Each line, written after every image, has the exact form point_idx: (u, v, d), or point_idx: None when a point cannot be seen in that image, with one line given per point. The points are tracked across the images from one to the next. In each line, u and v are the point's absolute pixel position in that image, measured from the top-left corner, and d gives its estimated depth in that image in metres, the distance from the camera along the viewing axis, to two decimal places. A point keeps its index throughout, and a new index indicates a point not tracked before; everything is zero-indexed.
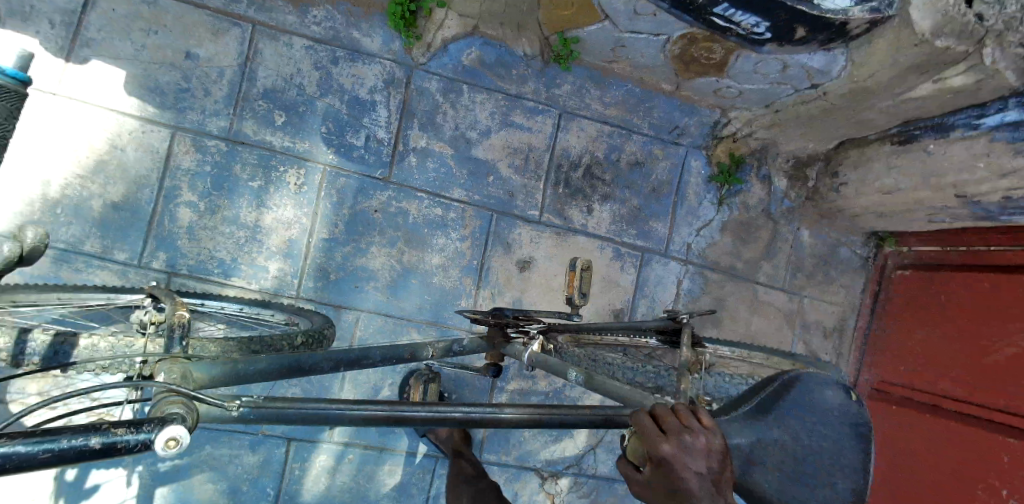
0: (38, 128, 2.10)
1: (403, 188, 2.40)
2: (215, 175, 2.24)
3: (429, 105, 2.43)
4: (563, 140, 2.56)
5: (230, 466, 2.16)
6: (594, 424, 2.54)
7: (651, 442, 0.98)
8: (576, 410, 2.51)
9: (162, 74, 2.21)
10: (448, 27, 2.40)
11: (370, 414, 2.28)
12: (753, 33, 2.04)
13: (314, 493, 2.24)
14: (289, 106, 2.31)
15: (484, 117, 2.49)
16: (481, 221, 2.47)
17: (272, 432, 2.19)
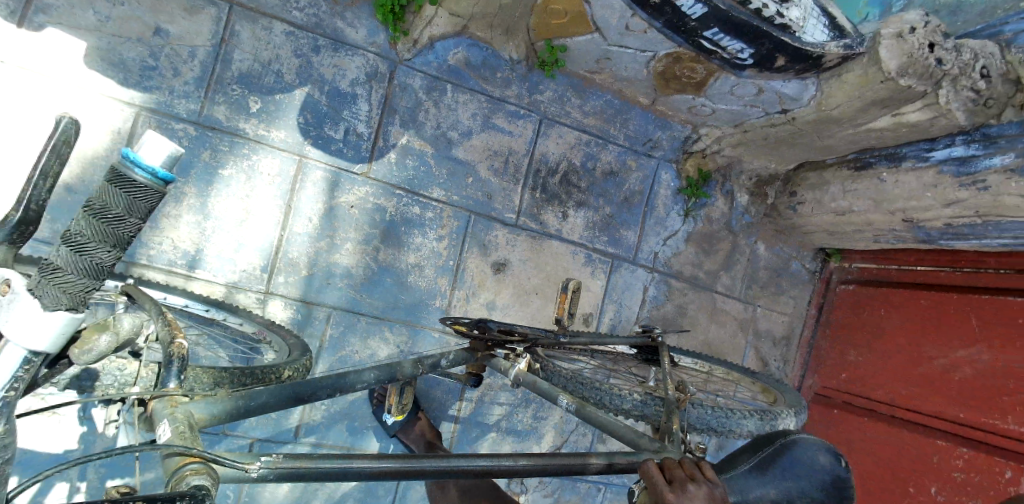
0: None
1: (382, 185, 2.35)
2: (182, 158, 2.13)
3: (411, 102, 2.40)
4: (543, 145, 2.59)
5: None
6: (560, 425, 2.59)
7: (659, 493, 1.09)
8: (543, 412, 2.56)
9: (125, 49, 2.07)
10: (436, 24, 2.34)
11: (339, 413, 2.22)
12: (737, 58, 2.16)
13: (278, 495, 2.17)
14: (266, 93, 2.22)
15: (466, 117, 2.48)
16: (459, 222, 2.47)
17: (234, 433, 2.05)
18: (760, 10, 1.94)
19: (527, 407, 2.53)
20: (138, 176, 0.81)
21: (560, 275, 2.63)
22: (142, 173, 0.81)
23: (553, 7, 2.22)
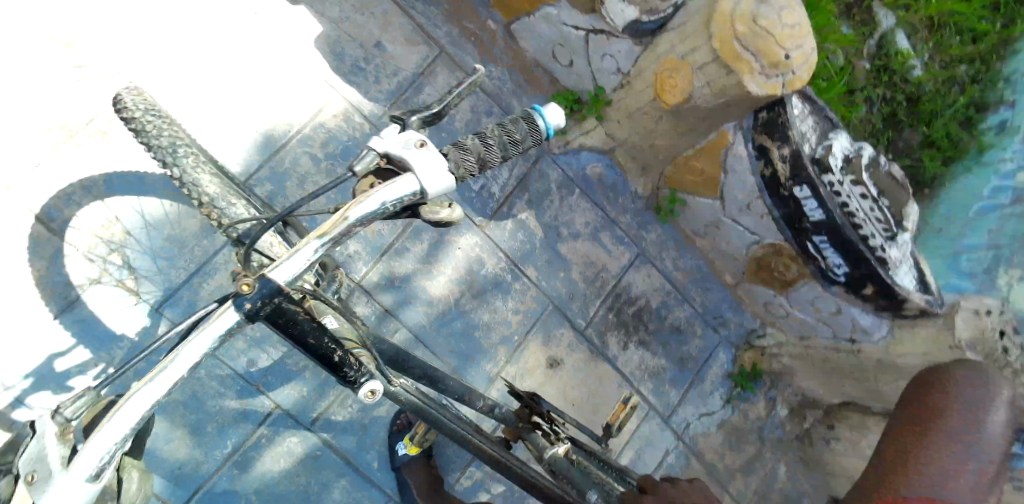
0: (226, 36, 2.34)
1: (490, 241, 2.58)
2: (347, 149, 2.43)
3: (545, 189, 2.69)
4: (631, 277, 2.79)
5: (211, 400, 2.12)
6: None
7: None
8: None
9: (353, 50, 2.53)
10: (592, 136, 2.73)
11: (358, 420, 2.29)
12: (832, 271, 2.38)
13: (264, 470, 2.16)
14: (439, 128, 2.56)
15: (579, 223, 2.74)
16: (536, 305, 2.62)
17: (266, 392, 2.19)
18: (868, 237, 2.20)
19: None
20: (540, 121, 1.51)
21: (599, 397, 2.67)
22: (541, 121, 1.50)
23: (693, 164, 2.54)
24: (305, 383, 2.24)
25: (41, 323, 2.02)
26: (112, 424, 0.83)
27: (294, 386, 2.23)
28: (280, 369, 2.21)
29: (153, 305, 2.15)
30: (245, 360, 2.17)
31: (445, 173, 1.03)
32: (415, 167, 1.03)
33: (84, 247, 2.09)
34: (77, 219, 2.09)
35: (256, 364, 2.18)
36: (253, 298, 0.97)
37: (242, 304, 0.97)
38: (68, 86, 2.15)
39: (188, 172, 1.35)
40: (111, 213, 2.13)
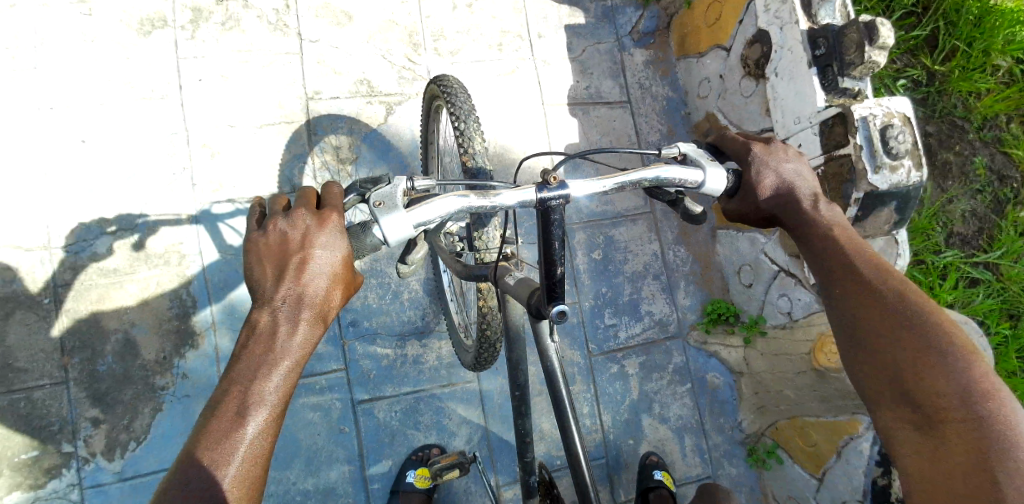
0: (511, 107, 2.93)
1: (589, 370, 2.68)
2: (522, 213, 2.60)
3: (662, 362, 2.76)
4: (690, 494, 2.63)
5: None
6: None
7: None
8: None
9: (588, 168, 2.97)
10: (730, 350, 2.74)
11: (389, 428, 2.39)
12: None
13: (299, 409, 2.31)
14: (610, 259, 2.84)
15: (674, 412, 2.72)
16: (593, 450, 2.58)
17: (346, 352, 2.41)
18: None
19: None
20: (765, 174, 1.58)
21: None
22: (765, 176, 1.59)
23: (811, 434, 2.39)
24: (377, 368, 2.43)
25: (251, 193, 2.42)
26: (435, 205, 1.20)
27: (367, 365, 2.42)
28: (371, 341, 2.45)
29: None
30: (350, 317, 2.44)
31: (722, 180, 1.46)
32: (705, 166, 1.46)
33: (317, 165, 2.53)
34: (329, 146, 2.56)
35: (357, 325, 2.45)
36: (551, 192, 1.42)
37: (543, 193, 1.42)
38: (390, 66, 2.73)
39: (471, 130, 1.94)
40: (353, 156, 2.59)
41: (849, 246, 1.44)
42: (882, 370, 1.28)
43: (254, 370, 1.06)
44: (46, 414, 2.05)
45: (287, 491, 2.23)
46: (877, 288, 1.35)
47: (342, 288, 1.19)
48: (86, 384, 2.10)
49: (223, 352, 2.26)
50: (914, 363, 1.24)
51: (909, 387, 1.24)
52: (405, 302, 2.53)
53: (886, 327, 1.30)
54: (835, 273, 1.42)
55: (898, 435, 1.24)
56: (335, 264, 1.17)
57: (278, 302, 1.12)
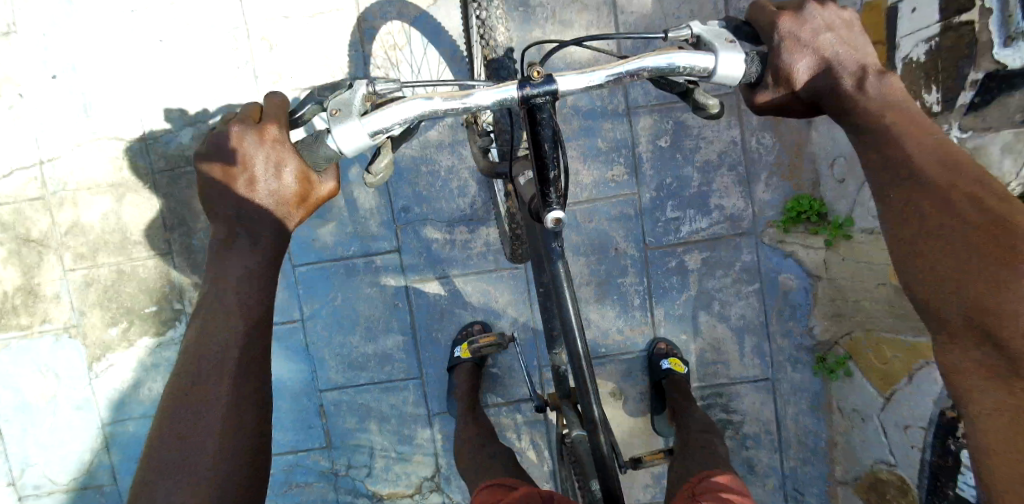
0: None
1: (643, 264, 2.56)
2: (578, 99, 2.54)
3: (727, 260, 2.53)
4: (743, 393, 2.53)
5: (366, 213, 2.56)
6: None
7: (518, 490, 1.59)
8: None
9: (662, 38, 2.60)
10: (807, 253, 2.41)
11: (439, 307, 2.56)
12: None
13: (358, 285, 2.56)
14: (679, 145, 2.56)
15: (736, 311, 2.53)
16: (640, 342, 2.55)
17: (399, 237, 2.56)
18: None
19: None
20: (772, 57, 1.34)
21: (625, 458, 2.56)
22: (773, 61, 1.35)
23: (886, 351, 2.10)
24: (427, 252, 2.57)
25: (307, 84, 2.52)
26: (390, 111, 1.18)
27: (419, 249, 2.56)
28: (421, 227, 2.57)
29: None
30: (403, 203, 2.56)
31: (739, 66, 1.21)
32: (719, 48, 1.22)
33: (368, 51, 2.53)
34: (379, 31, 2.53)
35: (409, 211, 2.56)
36: (534, 89, 1.24)
37: (525, 89, 1.25)
38: None
39: (494, 17, 1.78)
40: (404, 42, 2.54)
41: (909, 140, 1.09)
42: (958, 311, 0.97)
43: (219, 301, 1.16)
44: (158, 277, 2.50)
45: (350, 353, 2.55)
46: (950, 197, 1.01)
47: (293, 201, 1.24)
48: (186, 255, 2.49)
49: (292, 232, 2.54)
50: (999, 305, 0.93)
51: (993, 336, 0.94)
52: (454, 191, 2.57)
53: (961, 249, 0.97)
54: (891, 176, 1.08)
55: (973, 395, 0.98)
56: (279, 181, 1.22)
57: (234, 228, 1.20)
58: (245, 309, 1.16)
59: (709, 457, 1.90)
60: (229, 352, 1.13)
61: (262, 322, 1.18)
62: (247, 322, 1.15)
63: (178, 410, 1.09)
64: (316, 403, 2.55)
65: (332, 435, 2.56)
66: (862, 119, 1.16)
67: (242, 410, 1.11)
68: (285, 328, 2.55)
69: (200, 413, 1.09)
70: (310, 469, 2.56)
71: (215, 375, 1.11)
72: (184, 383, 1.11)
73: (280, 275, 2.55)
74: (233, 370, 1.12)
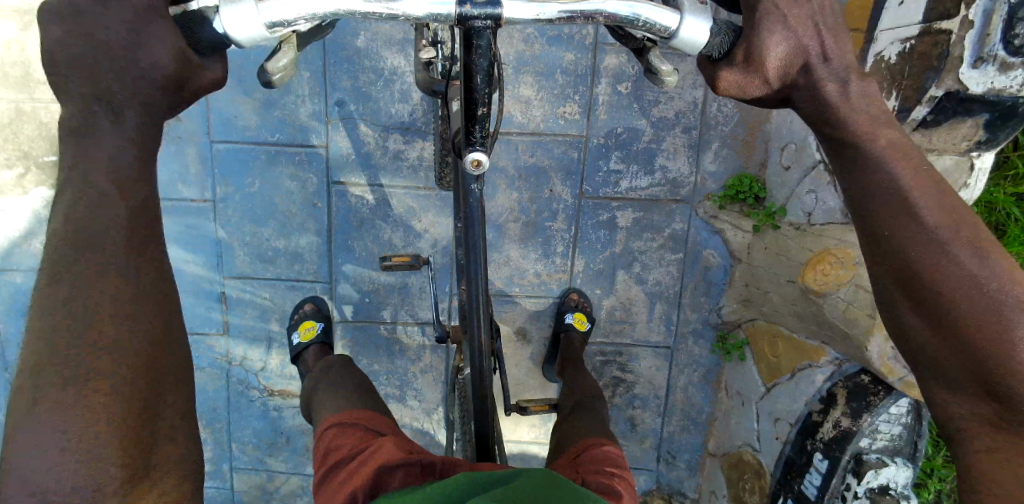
0: None
1: (575, 211, 2.46)
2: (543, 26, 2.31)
3: (659, 225, 2.46)
4: (641, 354, 2.59)
5: (294, 101, 2.36)
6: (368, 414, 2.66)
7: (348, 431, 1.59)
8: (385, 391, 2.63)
9: None
10: (735, 233, 2.33)
11: (359, 215, 2.47)
12: None
13: (277, 175, 2.42)
14: (639, 96, 2.37)
15: (654, 276, 2.52)
16: (554, 289, 2.54)
17: (327, 133, 2.39)
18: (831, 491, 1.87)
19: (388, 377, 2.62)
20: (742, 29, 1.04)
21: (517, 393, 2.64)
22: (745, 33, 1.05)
23: (780, 346, 2.11)
24: (355, 155, 2.42)
25: None
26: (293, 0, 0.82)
27: (347, 150, 2.41)
28: (352, 127, 2.39)
29: None
30: (338, 97, 2.36)
31: (705, 34, 0.92)
32: (686, 9, 0.92)
33: None
34: None
35: (342, 108, 2.37)
36: (477, 8, 0.88)
37: (464, 5, 0.88)
38: None
39: None
40: None
41: (883, 148, 0.92)
42: (951, 353, 0.90)
43: (78, 211, 0.77)
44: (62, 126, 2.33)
45: (262, 244, 2.48)
46: (932, 220, 0.90)
47: (172, 81, 0.82)
48: None
49: (213, 105, 2.35)
50: (989, 341, 0.87)
51: (985, 378, 0.88)
52: (393, 95, 2.38)
53: (951, 282, 0.88)
54: (874, 198, 0.92)
55: (967, 439, 0.93)
56: (146, 48, 0.79)
57: (89, 106, 0.77)
58: (117, 217, 0.78)
59: (586, 420, 1.88)
60: (107, 283, 0.77)
61: (142, 234, 0.81)
62: (127, 236, 0.79)
63: (50, 368, 0.76)
64: (218, 289, 2.52)
65: (231, 324, 2.56)
66: (840, 124, 0.93)
67: (142, 352, 0.80)
68: (196, 205, 2.44)
69: (80, 371, 0.76)
70: (205, 353, 2.59)
71: (92, 314, 0.77)
72: (46, 329, 0.76)
73: (196, 148, 2.39)
74: (120, 308, 0.78)
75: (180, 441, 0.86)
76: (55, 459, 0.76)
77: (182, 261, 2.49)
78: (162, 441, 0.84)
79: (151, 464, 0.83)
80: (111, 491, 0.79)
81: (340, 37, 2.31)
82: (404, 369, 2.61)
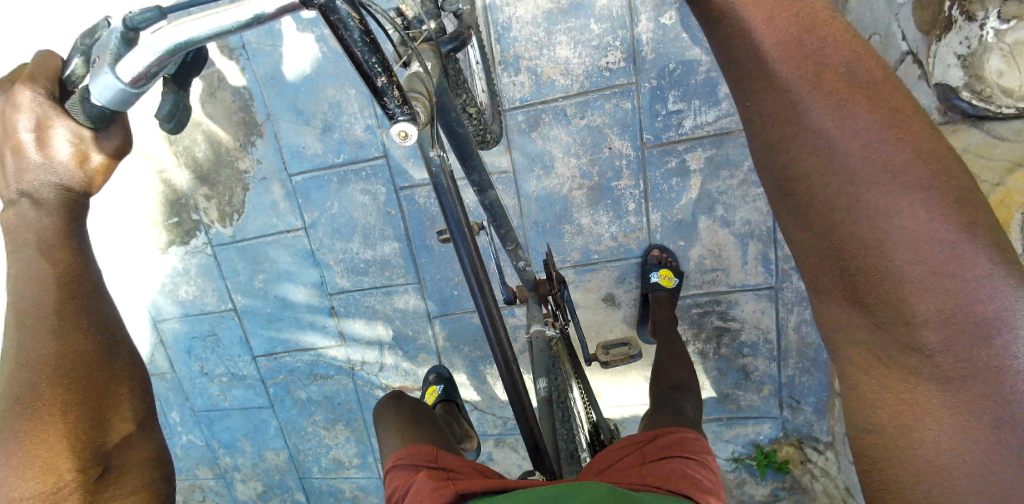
0: None
1: (640, 165, 2.33)
2: None
3: (735, 161, 2.25)
4: (743, 299, 2.43)
5: (349, 122, 2.49)
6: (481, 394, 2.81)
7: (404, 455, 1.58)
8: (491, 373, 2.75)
9: None
10: None
11: (429, 215, 2.55)
12: None
13: (352, 194, 2.59)
14: (685, 26, 2.15)
15: (741, 216, 2.31)
16: (635, 249, 2.45)
17: (383, 143, 2.49)
18: None
19: (492, 360, 2.73)
20: None
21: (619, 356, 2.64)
22: None
23: None
24: (411, 158, 2.48)
25: None
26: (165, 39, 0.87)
27: (403, 156, 2.49)
28: None
29: None
30: None
31: None
32: None
33: None
34: None
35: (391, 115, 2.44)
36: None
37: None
38: None
39: None
40: None
41: (800, 78, 0.79)
42: (827, 275, 0.84)
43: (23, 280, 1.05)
44: (177, 187, 2.72)
45: (354, 259, 2.68)
46: (863, 172, 0.79)
47: (77, 161, 1.10)
48: (193, 165, 2.67)
49: (283, 141, 2.56)
50: (873, 265, 0.80)
51: (892, 331, 0.85)
52: None
53: (843, 196, 0.79)
54: (764, 101, 0.82)
55: (848, 368, 0.91)
56: (51, 140, 1.07)
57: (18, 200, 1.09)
58: (48, 282, 1.06)
59: (663, 407, 1.89)
60: (41, 331, 1.03)
61: (75, 284, 1.09)
62: (54, 295, 1.05)
63: (3, 402, 1.00)
64: (328, 304, 2.78)
65: (346, 333, 2.82)
66: (751, 42, 0.81)
67: (83, 370, 1.05)
68: (292, 234, 2.70)
69: (32, 393, 0.99)
70: (331, 363, 2.89)
71: (33, 354, 1.02)
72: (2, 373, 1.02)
73: (279, 184, 2.63)
74: (52, 344, 1.03)
75: (124, 422, 1.11)
76: (18, 453, 1.00)
77: (294, 289, 2.79)
78: (112, 422, 1.09)
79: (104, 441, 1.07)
80: (66, 466, 1.02)
81: None
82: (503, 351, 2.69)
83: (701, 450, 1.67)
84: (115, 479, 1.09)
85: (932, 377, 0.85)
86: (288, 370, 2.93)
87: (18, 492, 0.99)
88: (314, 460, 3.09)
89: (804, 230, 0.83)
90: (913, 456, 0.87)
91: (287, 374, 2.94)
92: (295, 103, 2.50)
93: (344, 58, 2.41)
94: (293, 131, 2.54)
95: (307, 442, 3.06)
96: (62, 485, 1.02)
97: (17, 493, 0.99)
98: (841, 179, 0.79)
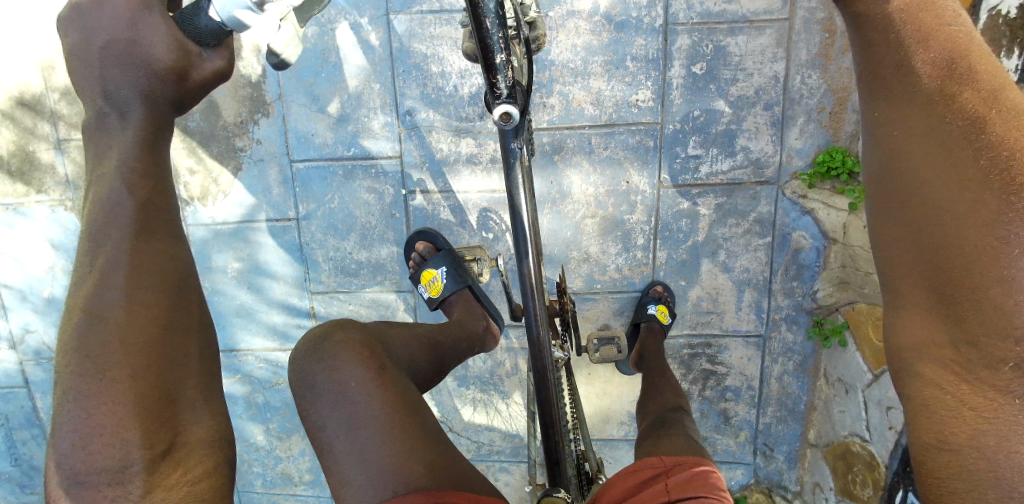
0: None
1: (654, 202, 2.40)
2: (605, 18, 2.27)
3: (744, 210, 2.38)
4: (732, 345, 2.51)
5: (365, 117, 2.40)
6: (457, 416, 2.69)
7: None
8: (471, 394, 2.65)
9: None
10: (827, 215, 2.26)
11: (435, 223, 2.48)
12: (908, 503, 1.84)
13: (357, 191, 2.47)
14: (713, 79, 2.28)
15: (740, 264, 2.43)
16: (636, 283, 2.49)
17: (399, 143, 2.42)
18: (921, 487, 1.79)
19: (475, 381, 2.63)
20: None
21: (605, 388, 2.64)
22: None
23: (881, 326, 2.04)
24: (427, 162, 2.43)
25: None
26: None
27: (419, 159, 2.43)
28: (423, 135, 2.41)
29: (375, 24, 2.33)
30: (408, 105, 2.38)
31: None
32: None
33: None
34: None
35: (412, 116, 2.39)
36: None
37: None
38: None
39: None
40: None
41: (932, 82, 0.81)
42: (921, 279, 0.81)
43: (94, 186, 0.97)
44: None
45: (346, 258, 2.54)
46: (980, 180, 0.76)
47: (173, 73, 0.96)
48: (182, 137, 2.46)
49: (291, 124, 2.42)
50: (982, 274, 0.75)
51: (987, 355, 0.77)
52: (462, 98, 2.36)
53: (962, 204, 0.77)
54: (896, 112, 0.83)
55: (922, 383, 0.84)
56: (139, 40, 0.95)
57: (95, 104, 0.98)
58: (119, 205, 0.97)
59: (673, 429, 1.84)
60: (113, 276, 0.94)
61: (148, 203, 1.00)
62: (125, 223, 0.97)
63: (71, 350, 0.92)
64: (307, 304, 2.60)
65: None
66: (891, 35, 0.82)
67: (150, 318, 0.95)
68: (281, 225, 2.53)
69: (101, 348, 0.91)
70: None
71: (104, 300, 0.93)
72: (73, 317, 0.94)
73: (278, 170, 2.47)
74: (123, 295, 0.94)
75: (191, 392, 1.00)
76: (95, 412, 0.91)
77: (272, 284, 2.59)
78: (183, 393, 0.99)
79: (170, 410, 0.97)
80: (127, 441, 0.92)
81: (406, 46, 2.34)
82: (490, 372, 2.61)
83: (716, 486, 1.44)
84: (176, 462, 0.97)
85: (1022, 396, 0.77)
86: (247, 370, 2.69)
87: (81, 462, 0.92)
88: (259, 474, 2.82)
89: (896, 236, 0.83)
90: (987, 482, 0.76)
91: (246, 375, 2.70)
92: (311, 87, 2.39)
93: (372, 51, 2.35)
94: (303, 117, 2.42)
95: (254, 452, 2.79)
96: (130, 460, 0.93)
97: (83, 463, 0.92)
98: (941, 184, 0.78)
